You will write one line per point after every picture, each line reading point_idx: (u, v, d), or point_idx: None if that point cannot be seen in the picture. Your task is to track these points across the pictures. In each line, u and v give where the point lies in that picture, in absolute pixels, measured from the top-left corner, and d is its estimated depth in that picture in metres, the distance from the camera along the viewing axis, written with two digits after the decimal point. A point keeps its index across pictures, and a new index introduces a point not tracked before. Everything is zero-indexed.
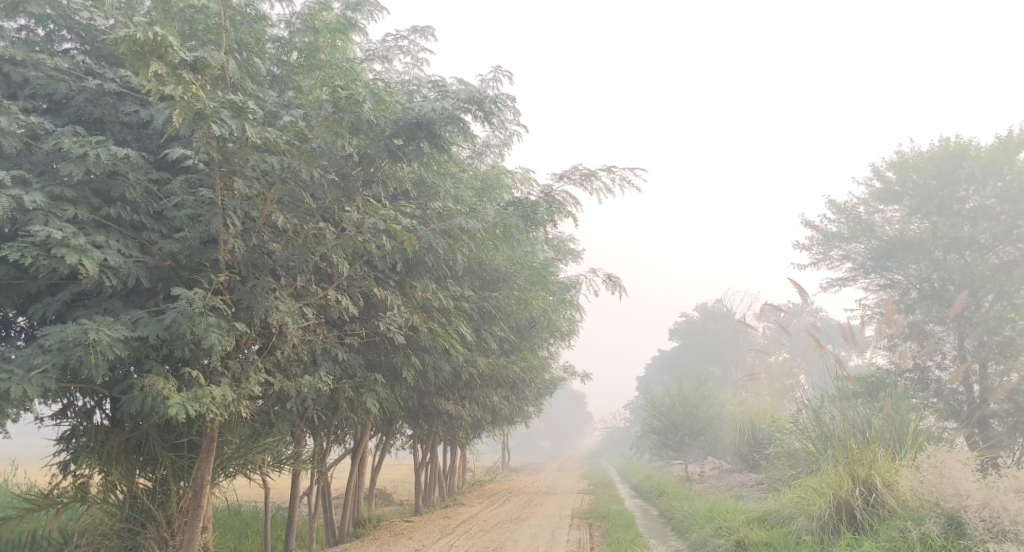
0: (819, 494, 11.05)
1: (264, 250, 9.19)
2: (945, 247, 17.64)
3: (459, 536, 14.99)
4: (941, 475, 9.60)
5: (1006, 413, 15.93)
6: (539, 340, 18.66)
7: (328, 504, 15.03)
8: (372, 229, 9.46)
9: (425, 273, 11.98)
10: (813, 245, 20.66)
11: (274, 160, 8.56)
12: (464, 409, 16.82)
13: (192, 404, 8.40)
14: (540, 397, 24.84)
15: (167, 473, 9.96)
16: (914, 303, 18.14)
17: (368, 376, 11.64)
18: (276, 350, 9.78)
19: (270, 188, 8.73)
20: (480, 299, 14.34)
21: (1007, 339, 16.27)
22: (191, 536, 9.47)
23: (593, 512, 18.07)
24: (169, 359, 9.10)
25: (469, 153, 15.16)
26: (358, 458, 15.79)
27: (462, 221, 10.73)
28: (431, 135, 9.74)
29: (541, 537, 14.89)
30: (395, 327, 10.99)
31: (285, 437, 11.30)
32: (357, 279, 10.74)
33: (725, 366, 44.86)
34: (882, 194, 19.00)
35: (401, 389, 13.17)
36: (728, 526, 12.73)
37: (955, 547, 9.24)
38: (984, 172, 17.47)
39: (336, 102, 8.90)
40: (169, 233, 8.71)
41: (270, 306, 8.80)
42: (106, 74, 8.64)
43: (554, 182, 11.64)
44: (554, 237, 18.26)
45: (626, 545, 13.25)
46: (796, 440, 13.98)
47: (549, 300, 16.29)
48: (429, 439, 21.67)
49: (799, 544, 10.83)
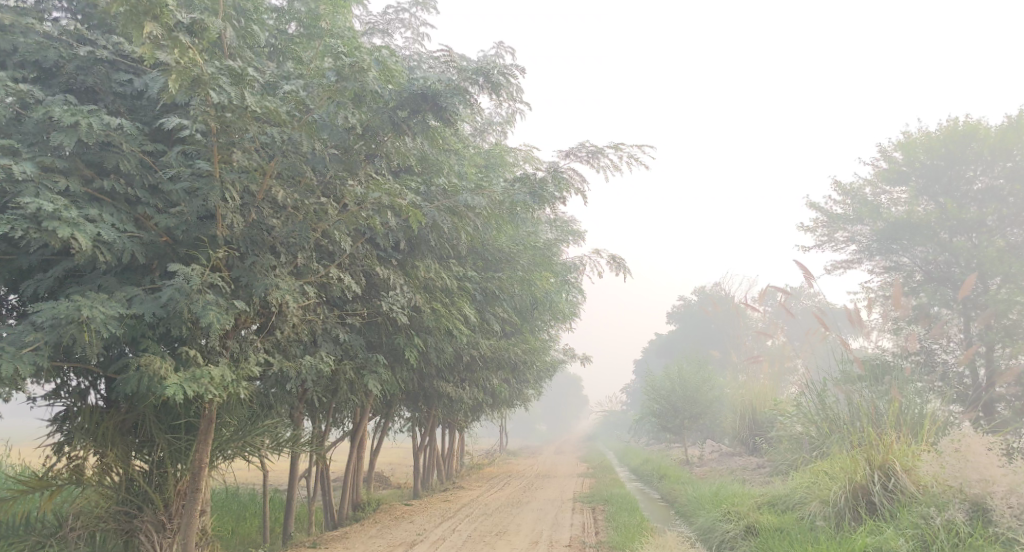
0: (834, 479, 10.78)
1: (264, 226, 8.84)
2: (952, 229, 17.28)
3: (460, 520, 14.72)
4: (966, 460, 9.38)
5: (1013, 396, 15.72)
6: (542, 322, 18.36)
7: (327, 488, 14.76)
8: (375, 204, 9.12)
9: (428, 252, 11.66)
10: (818, 227, 20.21)
11: (275, 131, 8.21)
12: (464, 391, 16.53)
13: (190, 384, 8.07)
14: (540, 380, 24.56)
15: (164, 455, 9.64)
16: (920, 285, 17.86)
17: (369, 356, 11.32)
18: (276, 330, 9.47)
19: (270, 161, 8.38)
20: (484, 279, 14.01)
21: (1014, 322, 15.98)
22: (189, 520, 9.17)
23: (596, 496, 17.84)
24: (165, 339, 8.78)
25: (472, 130, 14.81)
26: (357, 441, 15.49)
27: (468, 197, 10.39)
28: (438, 108, 9.39)
29: (544, 521, 14.65)
30: (398, 307, 10.69)
31: (284, 419, 11.01)
32: (359, 257, 10.42)
33: (724, 349, 44.68)
34: (888, 175, 18.56)
35: (402, 370, 12.87)
36: (737, 510, 12.45)
37: (982, 535, 9.00)
38: (993, 153, 17.15)
39: (340, 71, 8.49)
40: (165, 207, 8.36)
41: (270, 284, 8.47)
42: (98, 42, 8.26)
43: (560, 158, 11.30)
44: (557, 217, 17.93)
45: (633, 529, 12.99)
46: (804, 424, 13.70)
47: (552, 281, 15.99)
48: (428, 422, 21.41)
49: (814, 529, 10.56)
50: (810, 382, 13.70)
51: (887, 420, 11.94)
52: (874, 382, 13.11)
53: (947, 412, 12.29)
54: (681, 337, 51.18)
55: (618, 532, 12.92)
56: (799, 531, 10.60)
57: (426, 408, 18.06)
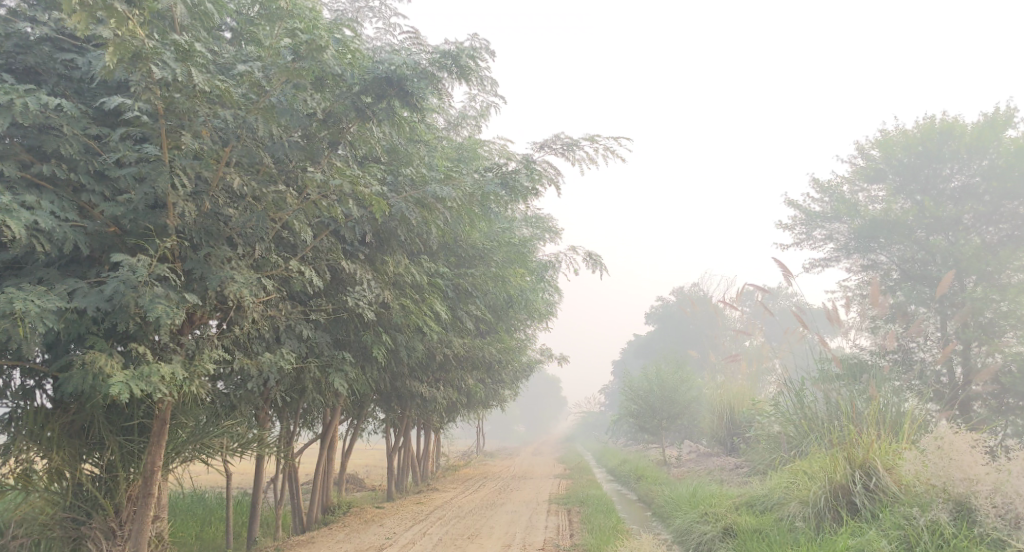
0: (815, 479, 10.48)
1: (219, 216, 8.41)
2: (928, 227, 17.06)
3: (432, 524, 14.31)
4: (949, 459, 9.10)
5: (989, 395, 15.55)
6: (517, 321, 17.97)
7: (296, 491, 14.31)
8: (338, 193, 8.74)
9: (397, 247, 11.23)
10: (796, 225, 19.91)
11: (227, 113, 7.82)
12: (437, 392, 16.14)
13: (137, 383, 7.64)
14: (517, 380, 24.20)
15: (115, 459, 9.18)
16: (897, 283, 17.68)
17: (335, 354, 10.88)
18: (235, 326, 9.05)
19: (224, 146, 7.98)
20: (456, 276, 13.61)
21: (989, 320, 15.82)
22: (140, 526, 8.71)
23: (572, 497, 17.51)
24: (115, 335, 8.33)
25: (445, 124, 14.43)
26: (326, 442, 15.04)
27: (436, 188, 9.99)
28: (404, 93, 8.91)
29: (518, 524, 14.26)
30: (364, 302, 10.30)
31: (247, 420, 10.58)
32: (323, 250, 10.03)
33: (701, 349, 44.53)
34: (867, 172, 18.41)
35: (372, 370, 12.44)
36: (715, 511, 12.12)
37: (967, 536, 8.70)
38: (969, 151, 16.98)
39: (297, 49, 8.08)
40: (112, 195, 7.95)
41: (225, 277, 8.06)
42: (39, 18, 7.82)
43: (535, 149, 10.90)
44: (533, 214, 17.57)
45: (609, 532, 12.62)
46: (783, 423, 13.46)
47: (527, 278, 15.61)
48: (402, 423, 20.99)
49: (793, 531, 10.24)
50: (789, 381, 13.46)
51: (865, 417, 11.66)
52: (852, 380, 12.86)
53: (925, 410, 12.00)
54: (659, 338, 51.03)
55: (594, 535, 12.52)
56: (779, 533, 10.28)
57: (398, 409, 17.62)
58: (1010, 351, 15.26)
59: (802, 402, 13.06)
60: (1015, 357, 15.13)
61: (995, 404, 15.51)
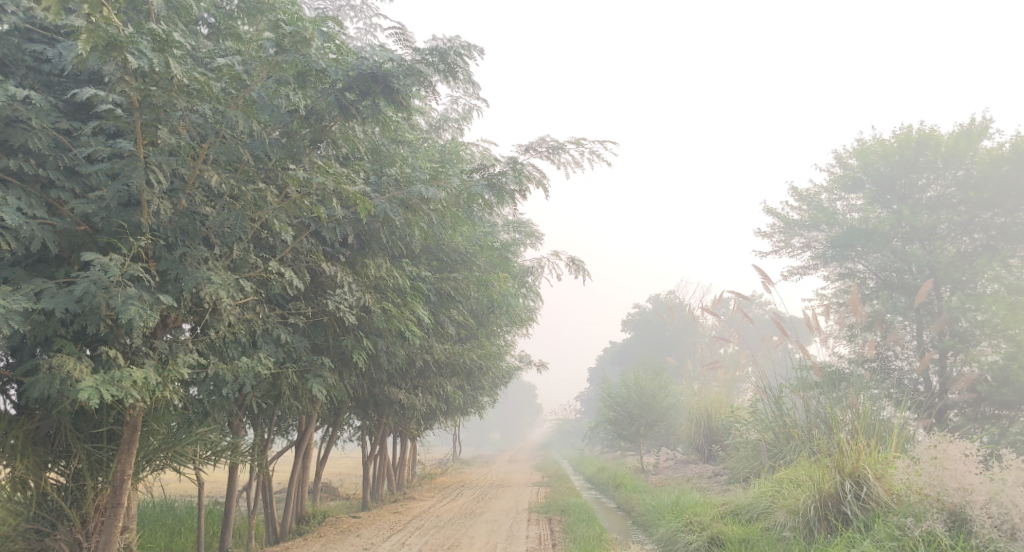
0: (803, 488, 10.31)
1: (196, 215, 8.09)
2: (904, 237, 17.06)
3: (410, 533, 14.00)
4: (943, 468, 8.97)
5: (966, 404, 15.54)
6: (497, 327, 17.71)
7: (269, 499, 13.95)
8: (320, 191, 8.47)
9: (378, 251, 10.99)
10: (774, 233, 19.48)
11: (206, 108, 7.51)
12: (416, 398, 15.85)
13: (107, 387, 7.31)
14: (495, 387, 23.96)
15: (82, 467, 8.81)
16: (875, 292, 17.68)
17: (314, 359, 10.58)
18: (210, 329, 8.74)
19: (202, 142, 7.67)
20: (438, 280, 13.36)
21: (964, 329, 15.76)
22: (108, 538, 8.35)
23: (551, 505, 17.30)
24: (83, 338, 7.98)
25: (427, 126, 14.19)
26: (302, 450, 14.69)
27: (421, 189, 9.74)
28: (389, 91, 8.64)
29: (498, 533, 13.99)
30: (345, 305, 10.04)
31: (221, 427, 10.24)
32: (303, 252, 9.77)
33: (678, 356, 44.54)
34: (845, 181, 18.29)
35: (351, 375, 12.15)
36: (699, 520, 11.94)
37: (963, 546, 8.58)
38: (945, 161, 16.98)
39: (279, 41, 7.80)
40: (83, 192, 7.61)
41: (201, 278, 7.76)
42: (7, 8, 7.47)
43: (519, 150, 10.67)
44: (514, 218, 17.37)
45: (592, 542, 12.37)
46: (764, 431, 13.33)
47: (509, 283, 15.38)
48: (379, 430, 20.65)
49: (782, 542, 10.08)
50: (768, 387, 13.31)
51: (851, 425, 11.26)
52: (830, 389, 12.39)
53: (898, 416, 11.62)
54: (635, 345, 51.00)
55: (576, 545, 12.27)
56: (768, 543, 10.12)
57: (375, 416, 17.31)
58: (986, 360, 15.25)
59: (781, 410, 12.97)
60: (991, 366, 15.10)
61: (973, 413, 15.46)
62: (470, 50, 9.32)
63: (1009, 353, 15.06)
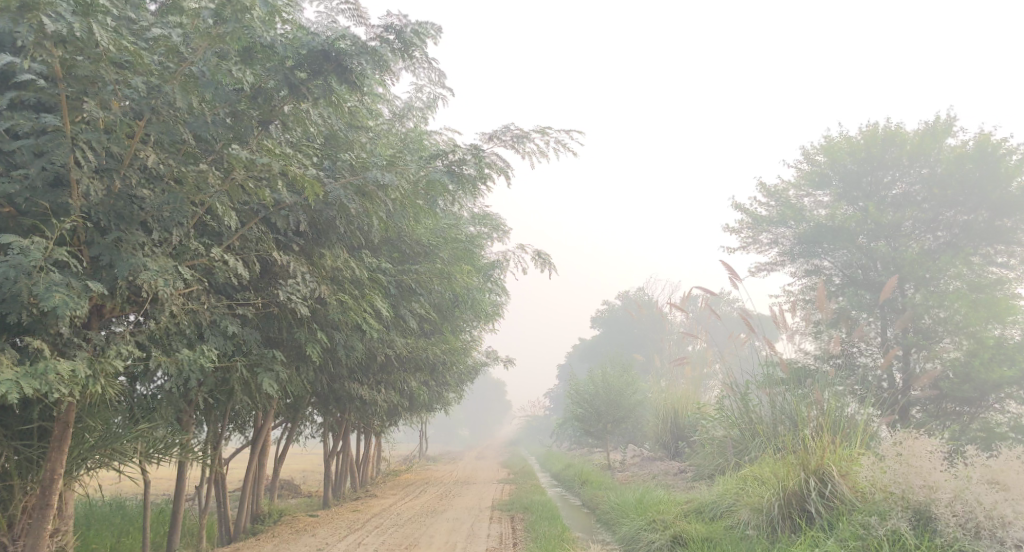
0: (767, 486, 10.07)
1: (134, 198, 7.70)
2: (870, 234, 16.82)
3: (368, 533, 13.58)
4: (908, 465, 8.76)
5: (928, 401, 15.42)
6: (463, 322, 17.30)
7: (223, 498, 13.49)
8: (267, 174, 8.09)
9: (336, 240, 10.57)
10: (742, 229, 19.26)
11: (139, 81, 7.17)
12: (378, 394, 15.40)
13: (28, 381, 7.07)
14: (461, 383, 23.58)
15: (9, 466, 8.40)
16: (841, 288, 17.52)
17: (265, 353, 10.14)
18: (151, 320, 8.32)
19: (138, 118, 7.33)
20: (399, 273, 12.94)
21: (928, 326, 15.63)
22: (36, 541, 7.95)
23: (515, 503, 16.96)
24: (8, 330, 7.65)
25: (390, 113, 13.77)
26: (258, 447, 14.23)
27: (378, 174, 9.36)
28: (342, 70, 8.34)
29: (459, 532, 13.62)
30: (297, 297, 9.63)
31: (167, 424, 9.80)
32: (252, 240, 9.37)
33: (649, 354, 44.31)
34: (813, 178, 18.05)
35: (307, 370, 11.72)
36: (663, 518, 11.69)
37: (928, 546, 8.38)
38: (911, 158, 16.86)
39: (219, 11, 7.45)
40: (7, 170, 7.24)
41: (137, 264, 7.38)
42: None
43: (482, 138, 10.39)
44: (480, 211, 16.99)
45: (554, 541, 12.04)
46: (730, 427, 13.11)
47: (474, 276, 14.97)
48: (341, 426, 20.19)
49: (745, 541, 9.86)
50: (734, 384, 13.10)
51: (817, 423, 11.03)
52: (796, 387, 12.24)
53: (860, 413, 11.45)
54: (605, 342, 50.76)
55: (537, 544, 11.93)
56: (731, 542, 9.90)
57: (336, 412, 16.86)
58: (948, 357, 15.16)
59: (746, 406, 12.74)
60: (953, 363, 14.99)
61: (936, 410, 15.35)
62: (432, 27, 8.98)
63: (970, 350, 14.97)
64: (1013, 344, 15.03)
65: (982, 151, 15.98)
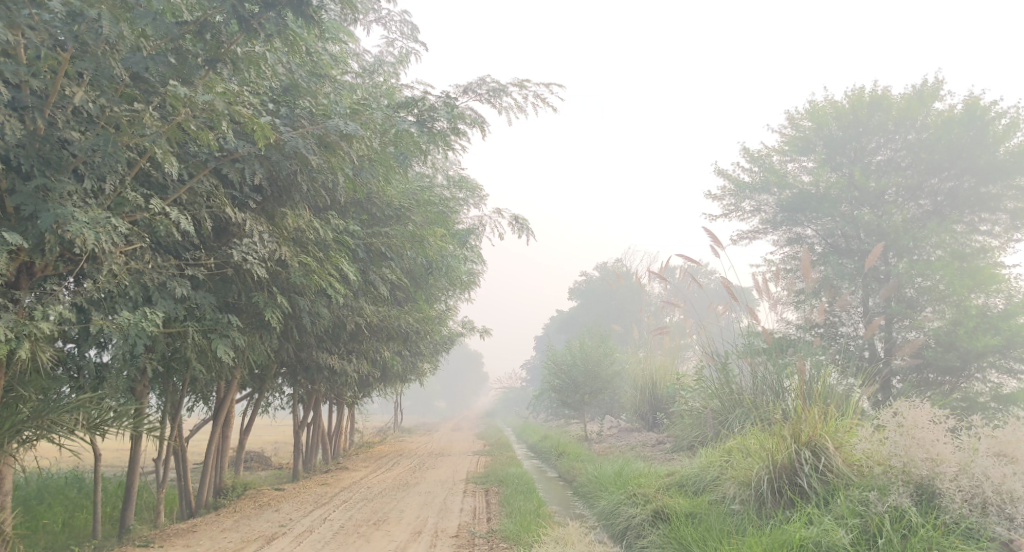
0: (754, 458, 9.48)
1: (63, 143, 6.98)
2: (854, 201, 16.22)
3: (335, 508, 12.92)
4: (910, 437, 8.26)
5: (910, 371, 14.89)
6: (437, 289, 16.51)
7: (183, 472, 12.78)
8: (210, 116, 7.33)
9: (297, 199, 9.77)
10: (724, 196, 18.40)
11: (60, 4, 6.47)
12: (348, 363, 14.64)
13: None
14: (436, 353, 22.87)
15: None
16: (823, 255, 16.86)
17: (220, 318, 9.38)
18: (87, 280, 7.60)
19: (63, 49, 6.64)
20: (368, 236, 12.10)
21: (911, 297, 14.99)
22: None
23: (490, 476, 16.32)
24: None
25: (358, 65, 12.88)
26: (221, 420, 13.47)
27: (339, 123, 8.58)
28: (297, 3, 7.41)
29: (431, 506, 13.03)
30: (252, 257, 8.87)
31: (116, 394, 9.11)
32: (201, 194, 8.60)
33: (628, 324, 43.64)
34: (796, 143, 17.27)
35: (270, 338, 10.94)
36: (643, 492, 11.11)
37: (933, 524, 7.93)
38: (897, 122, 16.13)
39: None
40: None
41: (64, 214, 6.68)
42: None
43: (456, 91, 9.68)
44: (456, 173, 16.15)
45: (529, 516, 11.41)
46: (709, 399, 12.52)
47: (448, 241, 14.17)
48: (311, 397, 19.40)
49: (732, 516, 9.31)
50: (714, 353, 12.74)
51: (803, 391, 10.25)
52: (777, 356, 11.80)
53: (844, 386, 10.53)
54: (583, 313, 50.17)
55: (512, 520, 11.31)
56: (716, 519, 9.34)
57: (304, 382, 16.09)
58: (932, 326, 14.61)
59: (726, 377, 12.26)
60: (936, 332, 14.47)
61: (920, 380, 14.85)
62: None
63: (954, 319, 14.41)
64: (996, 313, 14.44)
65: (971, 114, 15.33)
